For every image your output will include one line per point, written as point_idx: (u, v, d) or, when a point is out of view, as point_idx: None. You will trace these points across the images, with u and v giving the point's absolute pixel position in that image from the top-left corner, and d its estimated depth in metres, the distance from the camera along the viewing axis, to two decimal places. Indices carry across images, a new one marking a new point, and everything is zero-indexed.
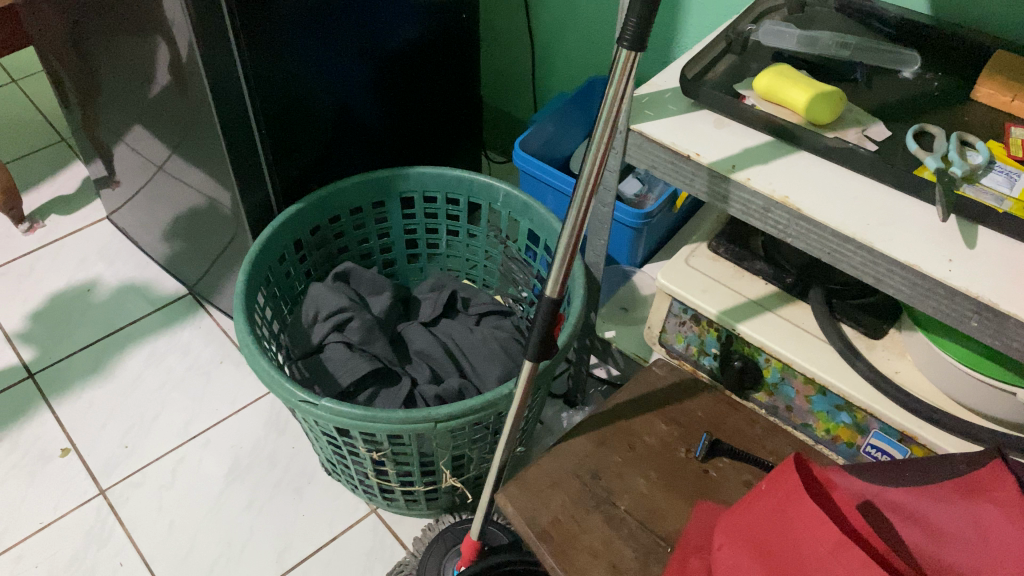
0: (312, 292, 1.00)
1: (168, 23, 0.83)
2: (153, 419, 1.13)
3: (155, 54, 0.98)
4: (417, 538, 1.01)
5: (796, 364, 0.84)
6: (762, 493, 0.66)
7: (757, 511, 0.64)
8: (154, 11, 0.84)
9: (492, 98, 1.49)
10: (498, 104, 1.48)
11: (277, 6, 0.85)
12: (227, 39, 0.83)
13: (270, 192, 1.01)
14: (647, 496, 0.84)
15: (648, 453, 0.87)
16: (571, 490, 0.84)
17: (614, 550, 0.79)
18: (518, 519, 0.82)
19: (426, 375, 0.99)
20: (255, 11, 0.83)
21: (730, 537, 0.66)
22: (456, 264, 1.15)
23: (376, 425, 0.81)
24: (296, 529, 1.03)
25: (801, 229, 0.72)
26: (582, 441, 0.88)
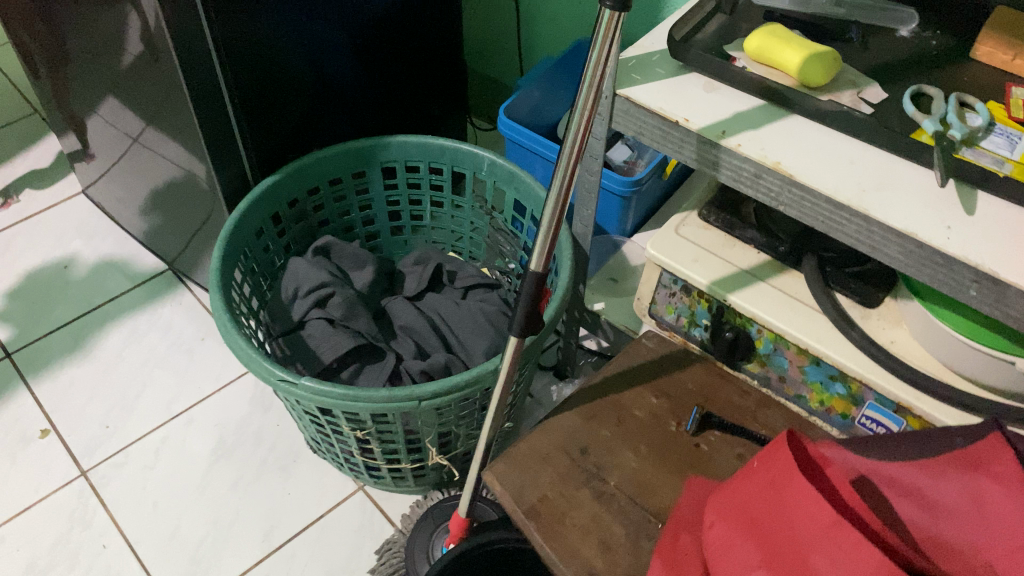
0: (291, 267, 0.98)
1: None
2: (135, 398, 1.11)
3: (123, 22, 0.94)
4: (406, 515, 0.99)
5: (789, 335, 0.82)
6: (755, 471, 0.64)
7: (749, 487, 0.63)
8: None
9: (477, 63, 1.45)
10: (483, 70, 1.44)
11: None
12: (194, 5, 0.80)
13: (246, 164, 0.98)
14: (637, 471, 0.82)
15: (639, 427, 0.85)
16: (559, 466, 0.82)
17: (605, 527, 0.77)
18: (506, 496, 0.80)
19: (411, 351, 0.97)
20: None
21: (722, 515, 0.64)
22: (441, 237, 1.12)
23: (358, 404, 0.79)
24: (284, 507, 1.00)
25: (794, 196, 0.70)
26: (571, 416, 0.86)
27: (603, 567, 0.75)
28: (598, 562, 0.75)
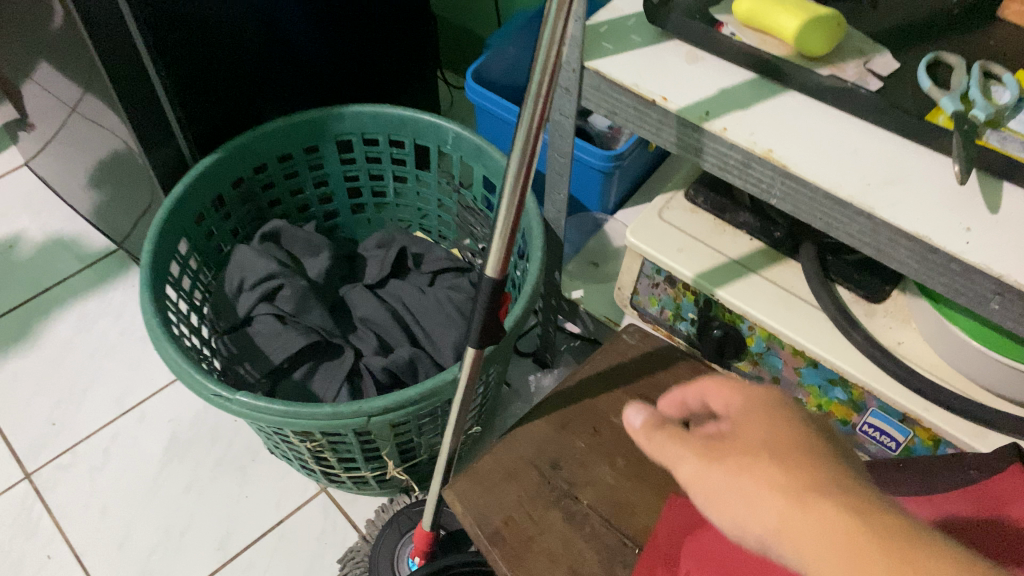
0: (236, 257, 0.89)
1: None
2: (83, 392, 1.03)
3: None
4: (370, 521, 0.92)
5: (783, 335, 0.73)
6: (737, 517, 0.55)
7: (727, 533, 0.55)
8: None
9: (451, 15, 1.33)
10: (458, 22, 1.33)
11: None
12: None
13: (182, 141, 0.88)
14: (613, 487, 0.74)
15: (616, 436, 0.77)
16: (527, 483, 0.74)
17: (575, 553, 0.70)
18: (467, 519, 0.72)
19: (372, 347, 0.88)
20: None
21: (698, 561, 0.56)
22: (407, 214, 1.03)
23: (300, 421, 0.71)
24: (241, 512, 0.94)
25: (788, 189, 0.60)
26: (541, 425, 0.78)
27: None
28: None
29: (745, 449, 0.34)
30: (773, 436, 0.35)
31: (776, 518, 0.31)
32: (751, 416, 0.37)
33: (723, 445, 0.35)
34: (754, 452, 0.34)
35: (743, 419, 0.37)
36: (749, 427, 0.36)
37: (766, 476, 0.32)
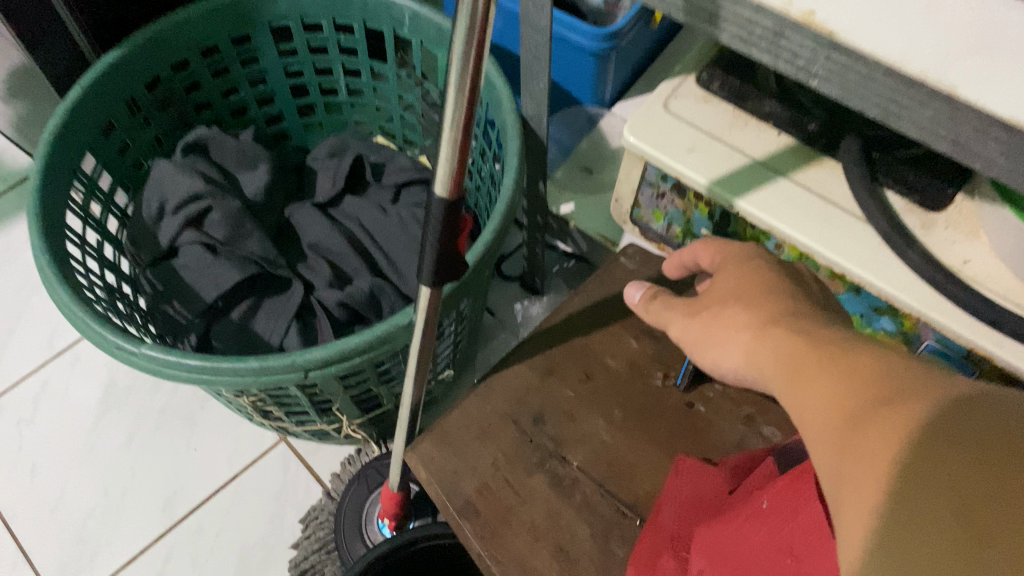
0: (155, 174, 0.74)
1: None
2: (8, 335, 0.91)
3: None
4: (335, 475, 0.80)
5: (820, 255, 0.59)
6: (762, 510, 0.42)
7: (750, 531, 0.41)
8: None
9: None
10: None
11: None
12: None
13: (77, 32, 0.72)
14: (608, 446, 0.61)
15: (611, 383, 0.65)
16: (505, 443, 0.62)
17: (563, 526, 0.58)
18: (434, 489, 0.60)
19: (324, 279, 0.74)
20: None
21: (713, 562, 0.44)
22: (367, 116, 0.87)
23: (222, 379, 0.58)
24: (188, 468, 0.82)
25: (834, 67, 0.43)
26: (521, 371, 0.65)
27: None
28: None
29: (719, 301, 0.48)
30: (734, 278, 0.49)
31: (742, 348, 0.43)
32: (728, 266, 0.52)
33: (700, 298, 0.51)
34: (720, 300, 0.48)
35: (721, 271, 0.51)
36: (721, 275, 0.51)
37: (736, 324, 0.45)
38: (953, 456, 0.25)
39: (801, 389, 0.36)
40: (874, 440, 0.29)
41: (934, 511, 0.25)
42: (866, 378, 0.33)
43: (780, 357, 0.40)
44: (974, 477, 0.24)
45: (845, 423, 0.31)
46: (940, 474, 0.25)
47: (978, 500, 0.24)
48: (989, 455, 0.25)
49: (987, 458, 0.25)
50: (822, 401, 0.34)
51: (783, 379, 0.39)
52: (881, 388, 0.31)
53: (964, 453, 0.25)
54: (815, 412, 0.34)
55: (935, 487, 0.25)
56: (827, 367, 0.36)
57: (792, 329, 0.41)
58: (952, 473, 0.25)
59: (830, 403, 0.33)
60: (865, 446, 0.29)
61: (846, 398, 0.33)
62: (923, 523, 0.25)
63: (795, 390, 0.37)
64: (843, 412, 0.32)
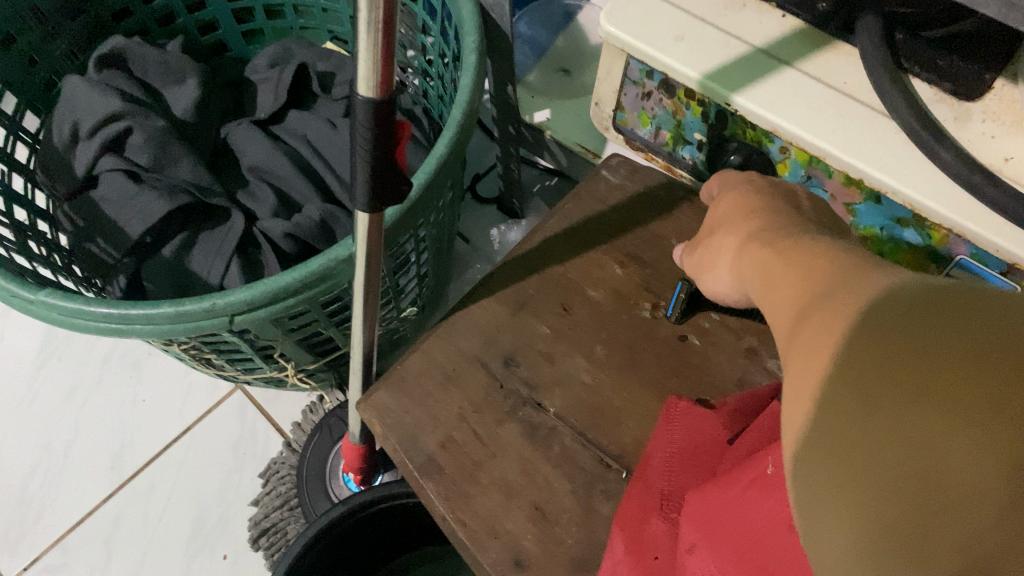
0: (65, 92, 0.65)
1: None
2: None
3: None
4: (297, 424, 0.73)
5: (833, 159, 0.49)
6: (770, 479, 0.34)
7: (754, 503, 0.33)
8: None
9: None
10: None
11: None
12: None
13: None
14: (590, 389, 0.54)
15: (593, 316, 0.56)
16: (472, 388, 0.54)
17: (539, 481, 0.50)
18: (391, 444, 0.52)
19: (269, 207, 0.66)
20: None
21: (711, 533, 0.36)
22: (314, 21, 0.77)
23: (136, 327, 0.49)
24: (137, 421, 0.75)
25: None
26: (489, 306, 0.57)
27: (537, 550, 0.48)
28: (529, 543, 0.48)
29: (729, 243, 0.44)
30: (730, 203, 0.50)
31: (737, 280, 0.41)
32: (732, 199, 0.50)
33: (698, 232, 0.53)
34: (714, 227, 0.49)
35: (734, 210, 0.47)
36: (724, 203, 0.50)
37: (732, 250, 0.43)
38: (888, 371, 0.22)
39: (768, 286, 0.34)
40: (808, 345, 0.25)
41: (869, 433, 0.22)
42: (819, 271, 0.30)
43: (756, 268, 0.37)
44: (908, 392, 0.21)
45: (789, 327, 0.28)
46: (876, 389, 0.22)
47: (917, 421, 0.21)
48: (926, 364, 0.21)
49: (923, 367, 0.21)
50: (779, 298, 0.31)
51: (758, 285, 0.36)
52: (829, 283, 0.28)
53: (896, 364, 0.22)
54: (772, 312, 0.31)
55: (867, 404, 0.22)
56: (792, 262, 0.33)
57: (772, 241, 0.38)
58: (886, 389, 0.22)
59: (784, 300, 0.31)
60: (800, 351, 0.26)
61: (796, 295, 0.30)
62: (859, 444, 0.22)
63: (763, 287, 0.34)
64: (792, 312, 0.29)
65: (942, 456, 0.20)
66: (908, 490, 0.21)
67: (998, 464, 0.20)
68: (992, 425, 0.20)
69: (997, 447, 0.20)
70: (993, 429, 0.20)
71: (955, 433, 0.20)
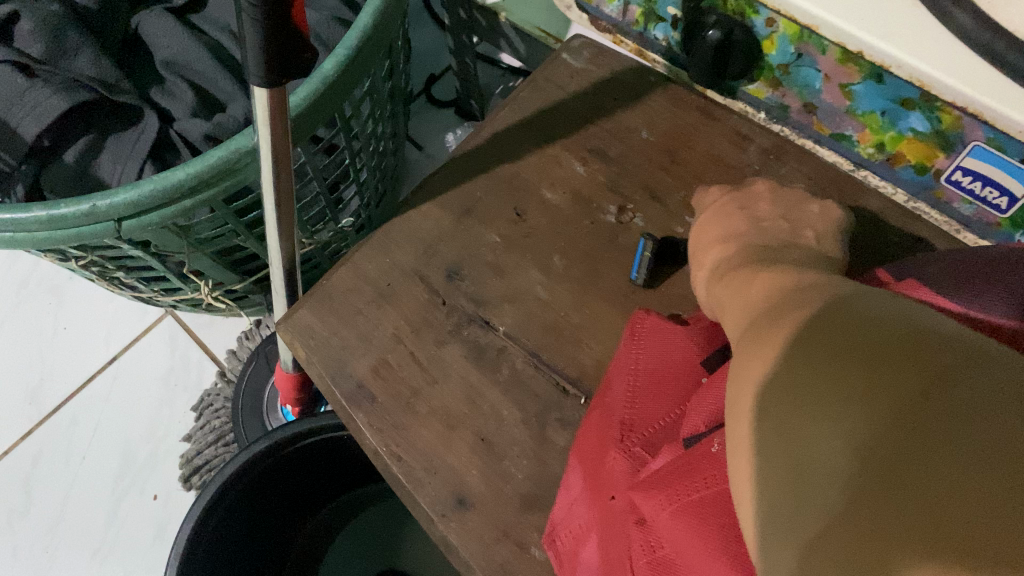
0: None
1: None
2: None
3: None
4: (232, 353, 0.66)
5: (826, 30, 0.41)
6: None
7: None
8: None
9: None
10: None
11: None
12: None
13: None
14: (545, 304, 0.47)
15: (550, 222, 0.49)
16: (409, 305, 0.47)
17: (487, 410, 0.44)
18: (315, 371, 0.45)
19: (187, 106, 0.58)
20: None
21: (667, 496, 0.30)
22: None
23: (5, 239, 0.42)
24: (57, 350, 0.68)
25: None
26: (429, 212, 0.50)
27: (482, 488, 0.42)
28: (473, 480, 0.42)
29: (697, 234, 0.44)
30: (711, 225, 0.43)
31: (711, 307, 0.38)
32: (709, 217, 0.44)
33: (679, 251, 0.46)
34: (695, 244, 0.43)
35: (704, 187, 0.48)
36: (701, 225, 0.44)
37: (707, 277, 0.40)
38: (790, 380, 0.23)
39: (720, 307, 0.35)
40: (747, 354, 0.26)
41: (763, 435, 0.22)
42: (770, 284, 0.31)
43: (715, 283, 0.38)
44: (796, 397, 0.22)
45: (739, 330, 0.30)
46: (778, 395, 0.23)
47: (797, 420, 0.21)
48: (813, 372, 0.22)
49: (811, 375, 0.22)
50: (729, 311, 0.33)
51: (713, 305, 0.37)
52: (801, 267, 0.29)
53: (794, 372, 0.23)
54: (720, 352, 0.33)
55: (769, 412, 0.23)
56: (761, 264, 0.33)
57: (736, 259, 0.38)
58: (781, 399, 0.23)
59: (734, 314, 0.32)
60: (739, 363, 0.27)
61: (744, 308, 0.31)
62: (760, 446, 0.22)
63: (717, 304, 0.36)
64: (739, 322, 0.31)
65: (810, 448, 0.21)
66: (781, 480, 0.21)
67: (852, 450, 0.20)
68: (854, 415, 0.20)
69: (848, 434, 0.20)
70: (853, 418, 0.20)
71: (823, 427, 0.21)
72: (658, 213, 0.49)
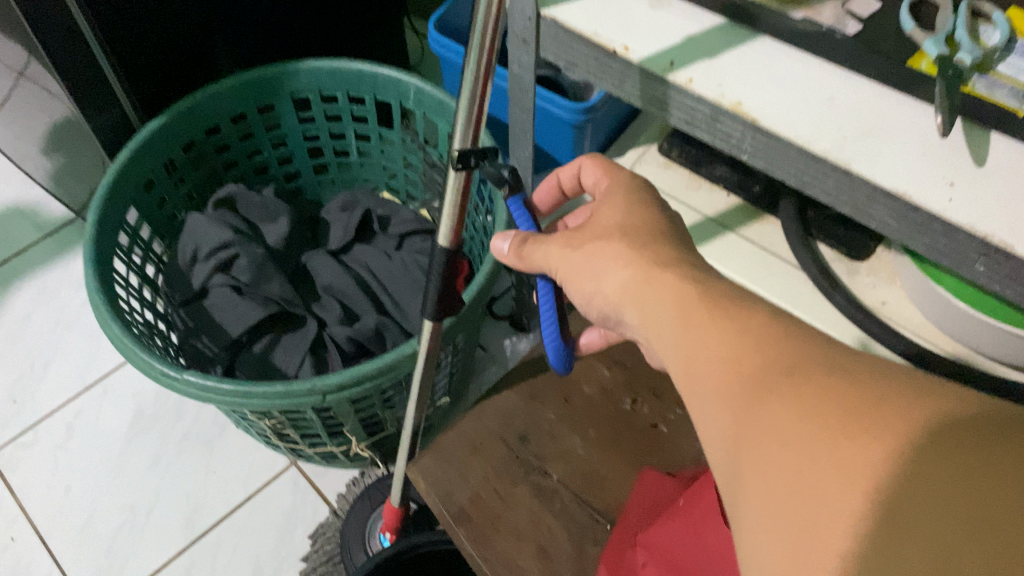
0: (189, 225, 0.86)
1: None
2: (44, 367, 1.00)
3: None
4: (342, 495, 0.90)
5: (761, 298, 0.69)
6: (679, 511, 0.53)
7: (669, 529, 0.53)
8: None
9: None
10: None
11: None
12: None
13: (126, 106, 0.84)
14: (584, 462, 0.71)
15: (586, 407, 0.75)
16: (494, 458, 0.71)
17: (544, 530, 0.67)
18: (431, 497, 0.69)
19: (335, 316, 0.84)
20: None
21: (655, 560, 0.53)
22: (374, 174, 1.00)
23: (252, 401, 0.68)
24: (208, 487, 0.91)
25: (759, 144, 0.54)
26: (508, 396, 0.75)
27: None
28: None
29: (602, 234, 0.45)
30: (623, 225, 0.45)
31: (630, 292, 0.41)
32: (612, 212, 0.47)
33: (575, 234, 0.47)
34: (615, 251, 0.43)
35: (606, 198, 0.49)
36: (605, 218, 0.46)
37: (626, 267, 0.42)
38: (924, 483, 0.26)
39: (690, 345, 0.35)
40: (805, 427, 0.29)
41: (900, 532, 0.25)
42: (765, 337, 0.33)
43: (671, 302, 0.38)
44: (935, 500, 0.26)
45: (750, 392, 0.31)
46: (906, 494, 0.26)
47: (942, 529, 0.25)
48: (948, 481, 0.26)
49: (955, 497, 0.26)
50: (707, 353, 0.34)
51: (668, 324, 0.37)
52: None
53: (922, 471, 0.26)
54: (700, 397, 0.34)
55: (892, 511, 0.26)
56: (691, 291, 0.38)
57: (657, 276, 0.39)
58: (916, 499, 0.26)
59: (721, 354, 0.33)
60: (777, 423, 0.29)
61: (742, 363, 0.32)
62: (881, 541, 0.25)
63: (681, 346, 0.36)
64: (736, 381, 0.32)
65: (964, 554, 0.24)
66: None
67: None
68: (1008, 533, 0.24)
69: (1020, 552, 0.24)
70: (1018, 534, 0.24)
71: (977, 541, 0.24)
72: (658, 404, 0.75)
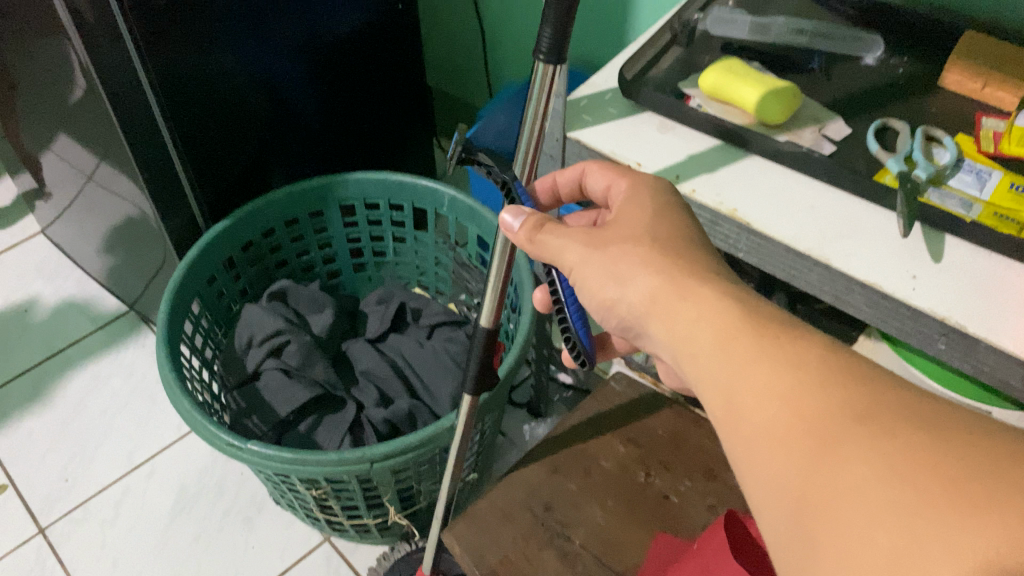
0: (245, 315, 0.96)
1: (70, 54, 0.77)
2: (95, 448, 1.08)
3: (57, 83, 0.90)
4: (372, 568, 0.96)
5: None
6: (693, 556, 0.61)
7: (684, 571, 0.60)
8: (57, 38, 0.77)
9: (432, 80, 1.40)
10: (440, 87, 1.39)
11: (184, 41, 0.80)
12: (139, 79, 0.79)
13: (197, 212, 0.95)
14: (603, 528, 0.78)
15: (604, 479, 0.82)
16: (521, 524, 0.79)
17: None
18: (465, 558, 0.76)
19: (372, 399, 0.92)
20: (157, 42, 0.78)
21: None
22: (406, 272, 1.11)
23: (307, 468, 0.75)
24: (247, 560, 0.97)
25: (753, 244, 0.64)
26: (533, 470, 0.83)
27: None
28: None
29: (625, 237, 0.48)
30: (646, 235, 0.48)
31: (664, 306, 0.43)
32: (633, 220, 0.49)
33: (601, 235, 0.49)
34: (638, 259, 0.46)
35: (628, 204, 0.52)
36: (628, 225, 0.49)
37: (658, 285, 0.44)
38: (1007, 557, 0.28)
39: (735, 382, 0.38)
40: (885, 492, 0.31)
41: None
42: (818, 382, 0.36)
43: (715, 326, 0.40)
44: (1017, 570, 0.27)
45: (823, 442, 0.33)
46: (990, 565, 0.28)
47: None
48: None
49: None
50: (754, 393, 0.37)
51: (711, 344, 0.40)
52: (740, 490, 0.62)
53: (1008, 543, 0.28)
54: (752, 442, 0.36)
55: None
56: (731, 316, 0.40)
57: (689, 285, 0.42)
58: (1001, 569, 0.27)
59: (777, 391, 0.36)
60: (850, 477, 0.32)
61: (801, 410, 0.35)
62: None
63: (725, 382, 0.39)
64: (794, 422, 0.35)
65: None
66: None
67: None
68: None
69: None
70: None
71: None
72: (669, 477, 0.82)
